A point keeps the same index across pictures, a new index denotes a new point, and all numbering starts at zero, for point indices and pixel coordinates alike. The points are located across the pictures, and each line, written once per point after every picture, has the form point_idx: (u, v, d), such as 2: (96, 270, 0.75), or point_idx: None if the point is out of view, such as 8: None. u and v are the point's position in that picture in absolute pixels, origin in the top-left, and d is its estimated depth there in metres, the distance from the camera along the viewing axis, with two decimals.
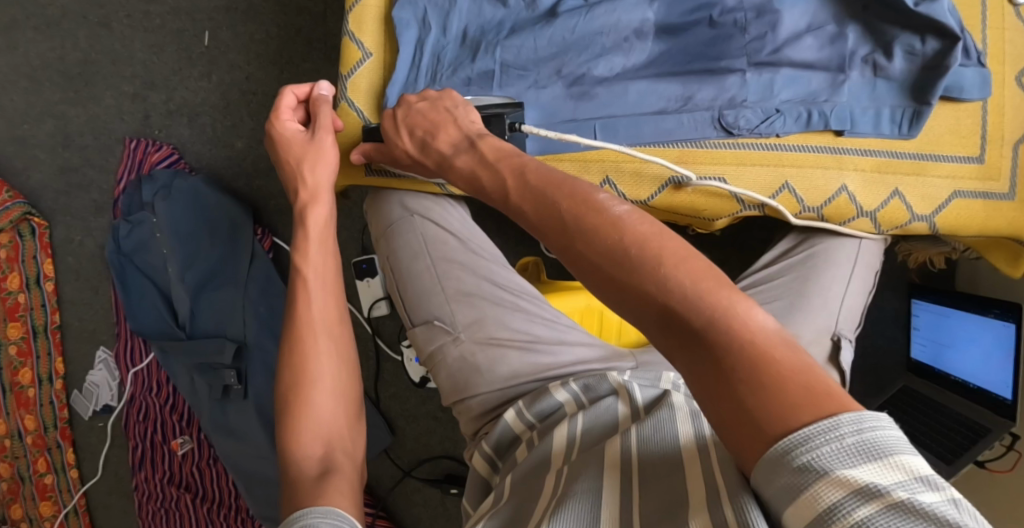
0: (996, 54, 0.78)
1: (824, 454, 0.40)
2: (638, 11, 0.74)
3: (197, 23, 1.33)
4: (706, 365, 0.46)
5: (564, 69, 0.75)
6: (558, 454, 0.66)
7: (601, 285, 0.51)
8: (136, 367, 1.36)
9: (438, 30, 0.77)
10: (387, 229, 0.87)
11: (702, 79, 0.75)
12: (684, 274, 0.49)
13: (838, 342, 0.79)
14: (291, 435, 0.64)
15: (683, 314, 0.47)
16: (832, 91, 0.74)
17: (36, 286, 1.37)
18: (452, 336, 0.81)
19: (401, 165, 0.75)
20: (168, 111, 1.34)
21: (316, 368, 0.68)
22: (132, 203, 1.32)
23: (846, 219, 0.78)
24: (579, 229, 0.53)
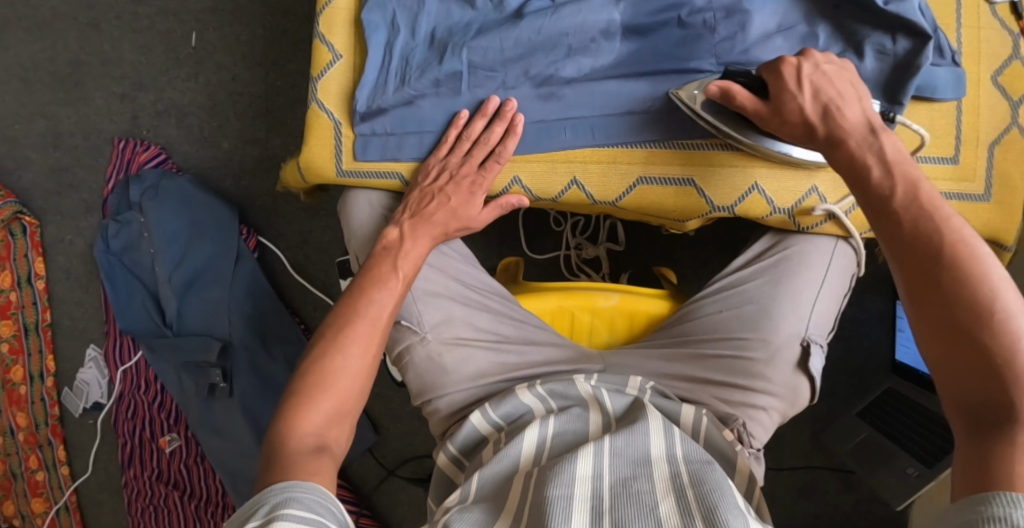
0: (971, 54, 0.77)
1: (1021, 514, 0.44)
2: (604, 11, 0.73)
3: (184, 24, 1.34)
4: (992, 423, 0.50)
5: (532, 70, 0.75)
6: (527, 460, 0.67)
7: (933, 308, 0.54)
8: (125, 365, 1.37)
9: (407, 32, 0.78)
10: (350, 226, 0.84)
11: (671, 80, 0.74)
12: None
13: (808, 348, 0.76)
14: (301, 409, 0.63)
15: (1002, 382, 0.50)
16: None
17: (28, 284, 1.38)
18: (420, 335, 0.79)
19: (773, 127, 0.69)
20: (156, 111, 1.35)
21: (354, 355, 0.67)
22: (121, 203, 1.33)
23: (818, 221, 0.76)
24: (944, 256, 0.55)
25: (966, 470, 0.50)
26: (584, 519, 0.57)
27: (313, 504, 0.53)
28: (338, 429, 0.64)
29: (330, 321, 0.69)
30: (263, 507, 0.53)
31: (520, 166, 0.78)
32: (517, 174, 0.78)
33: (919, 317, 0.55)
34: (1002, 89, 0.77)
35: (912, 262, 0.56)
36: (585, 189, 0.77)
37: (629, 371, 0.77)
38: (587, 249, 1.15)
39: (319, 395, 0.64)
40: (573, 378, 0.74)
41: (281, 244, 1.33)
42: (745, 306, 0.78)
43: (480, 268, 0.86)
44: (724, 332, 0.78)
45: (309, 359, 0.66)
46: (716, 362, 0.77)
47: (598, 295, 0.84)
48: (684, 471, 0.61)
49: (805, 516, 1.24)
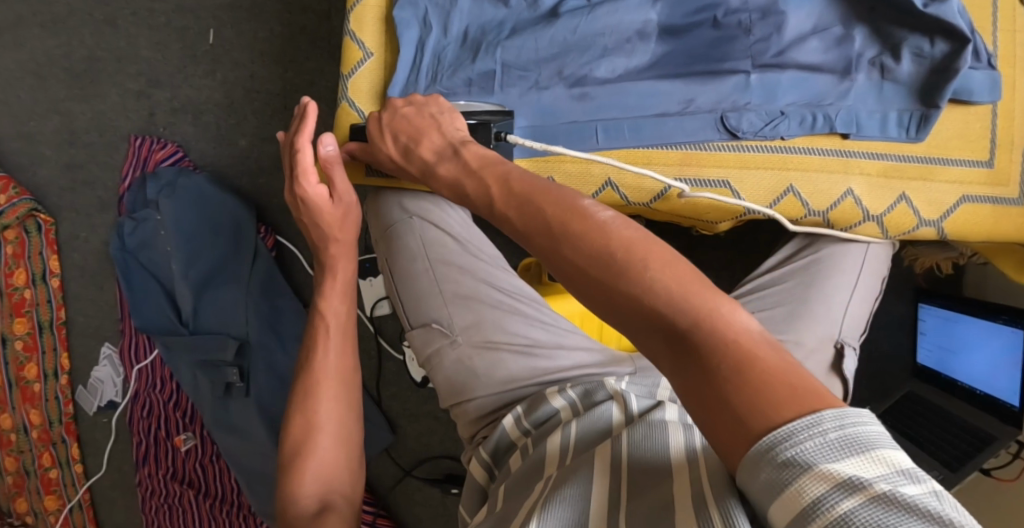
0: (1006, 58, 0.76)
1: (807, 449, 0.40)
2: (639, 11, 0.72)
3: (201, 21, 1.33)
4: (682, 346, 0.46)
5: (565, 71, 0.74)
6: (551, 461, 0.65)
7: (582, 279, 0.51)
8: (141, 363, 1.36)
9: (439, 30, 0.77)
10: (381, 230, 0.85)
11: (705, 81, 0.73)
12: (666, 272, 0.49)
13: (841, 349, 0.77)
14: (296, 475, 0.76)
15: (661, 305, 0.47)
16: (840, 95, 0.73)
17: (42, 282, 1.37)
18: (450, 339, 0.79)
19: (385, 169, 0.75)
20: (173, 108, 1.35)
21: (322, 415, 0.80)
22: (137, 201, 1.32)
23: (852, 224, 0.76)
24: (560, 228, 0.54)
25: (701, 415, 0.44)
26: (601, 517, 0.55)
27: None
28: (339, 477, 0.78)
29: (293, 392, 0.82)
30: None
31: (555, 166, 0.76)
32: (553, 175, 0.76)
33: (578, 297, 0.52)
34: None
35: (546, 243, 0.54)
36: (620, 190, 0.76)
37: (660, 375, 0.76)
38: None
39: (305, 463, 0.76)
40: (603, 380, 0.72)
41: (299, 243, 1.33)
42: (782, 309, 0.77)
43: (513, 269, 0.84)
44: None
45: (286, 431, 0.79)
46: None
47: None
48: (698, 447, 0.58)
49: None
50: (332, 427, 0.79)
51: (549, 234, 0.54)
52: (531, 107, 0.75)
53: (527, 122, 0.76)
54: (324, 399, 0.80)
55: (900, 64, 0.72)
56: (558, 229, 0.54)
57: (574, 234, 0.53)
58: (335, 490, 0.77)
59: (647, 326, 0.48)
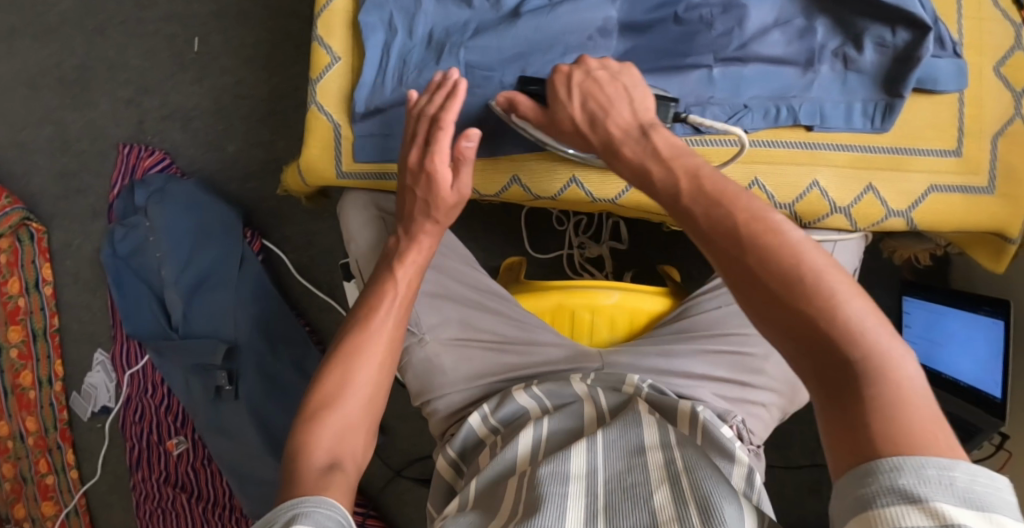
0: (973, 45, 0.76)
1: (918, 482, 0.40)
2: (600, 9, 0.74)
3: (188, 29, 1.34)
4: (839, 383, 0.46)
5: (529, 68, 0.74)
6: (523, 458, 0.67)
7: (752, 285, 0.49)
8: (132, 369, 1.38)
9: (405, 34, 0.79)
10: (350, 231, 0.86)
11: (669, 76, 0.73)
12: (854, 309, 0.46)
13: None
14: (312, 430, 0.63)
15: (835, 339, 0.46)
16: (805, 87, 0.73)
17: (36, 290, 1.39)
18: (418, 337, 0.80)
19: (559, 135, 0.69)
20: (161, 115, 1.36)
21: (361, 371, 0.67)
22: (127, 208, 1.34)
23: (820, 216, 0.76)
24: (741, 229, 0.50)
25: (843, 452, 0.44)
26: (579, 518, 0.57)
27: (321, 517, 0.53)
28: (355, 450, 0.64)
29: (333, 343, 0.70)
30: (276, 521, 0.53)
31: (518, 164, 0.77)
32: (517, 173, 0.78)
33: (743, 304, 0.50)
34: (1005, 80, 0.76)
35: (720, 237, 0.51)
36: (585, 187, 0.77)
37: (628, 368, 0.77)
38: (590, 248, 1.15)
39: (327, 418, 0.64)
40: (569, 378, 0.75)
41: (286, 247, 1.34)
42: None
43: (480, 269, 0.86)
44: (723, 331, 0.78)
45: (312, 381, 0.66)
46: (715, 359, 0.77)
47: (599, 292, 0.84)
48: (677, 456, 0.61)
49: (815, 516, 1.21)
50: (366, 388, 0.67)
51: (731, 233, 0.50)
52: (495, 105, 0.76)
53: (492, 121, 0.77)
54: (369, 357, 0.68)
55: (863, 54, 0.72)
56: (728, 229, 0.51)
57: (756, 240, 0.50)
58: (349, 457, 0.63)
59: (813, 354, 0.47)
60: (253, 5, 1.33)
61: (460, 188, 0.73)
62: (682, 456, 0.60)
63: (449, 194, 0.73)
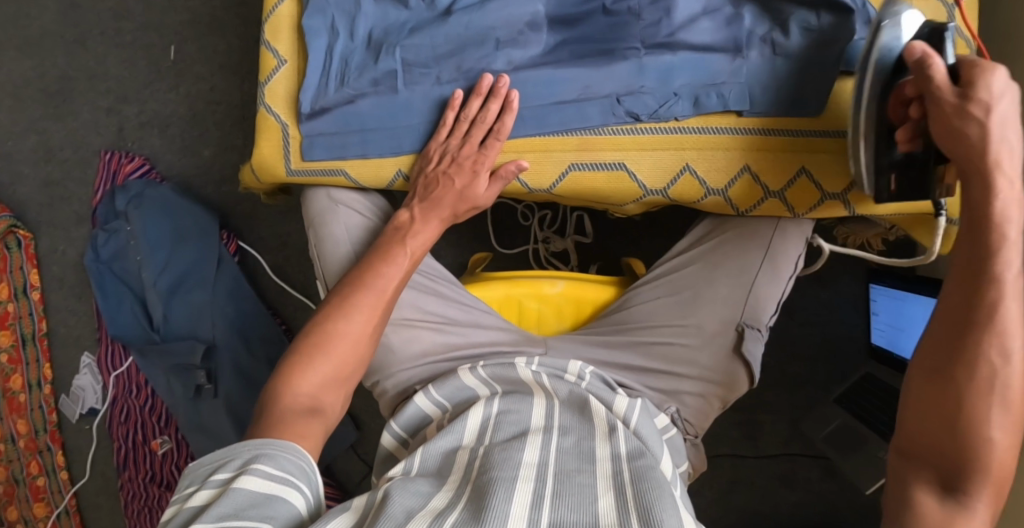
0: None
1: None
2: (529, 4, 0.76)
3: (164, 38, 1.38)
4: (944, 418, 0.62)
5: (462, 64, 0.77)
6: (471, 439, 0.68)
7: (956, 305, 0.63)
8: (117, 370, 1.41)
9: (346, 36, 0.81)
10: (309, 218, 0.88)
11: (598, 67, 0.74)
12: (1007, 375, 0.60)
13: (741, 332, 0.77)
14: (299, 370, 0.69)
15: (968, 382, 0.61)
16: (735, 73, 0.73)
17: (24, 295, 1.43)
18: None
19: (940, 126, 0.63)
20: (140, 122, 1.39)
21: (354, 323, 0.73)
22: (108, 213, 1.36)
23: (755, 203, 0.77)
24: (984, 262, 0.61)
25: (897, 503, 0.63)
26: (526, 501, 0.57)
27: (285, 462, 0.60)
28: (336, 399, 0.71)
29: (337, 292, 0.75)
30: (239, 459, 0.60)
31: None
32: None
33: (921, 369, 0.65)
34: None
35: (967, 254, 0.63)
36: (520, 178, 0.79)
37: (568, 355, 0.79)
38: (555, 241, 1.16)
39: (319, 359, 0.70)
40: (513, 362, 0.76)
41: (262, 248, 1.37)
42: (682, 291, 0.79)
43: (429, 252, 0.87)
44: (657, 319, 0.79)
45: (312, 324, 0.73)
46: (649, 350, 0.78)
47: (544, 282, 0.85)
48: (625, 468, 0.62)
49: (787, 505, 1.22)
50: (359, 345, 0.73)
51: (970, 318, 0.62)
52: (433, 99, 0.78)
53: (431, 116, 0.78)
54: (365, 318, 0.73)
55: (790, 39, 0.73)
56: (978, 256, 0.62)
57: (992, 279, 0.61)
58: (328, 403, 0.70)
59: (952, 378, 0.62)
60: (225, 14, 1.36)
61: (485, 194, 0.79)
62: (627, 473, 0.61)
63: (476, 194, 0.78)
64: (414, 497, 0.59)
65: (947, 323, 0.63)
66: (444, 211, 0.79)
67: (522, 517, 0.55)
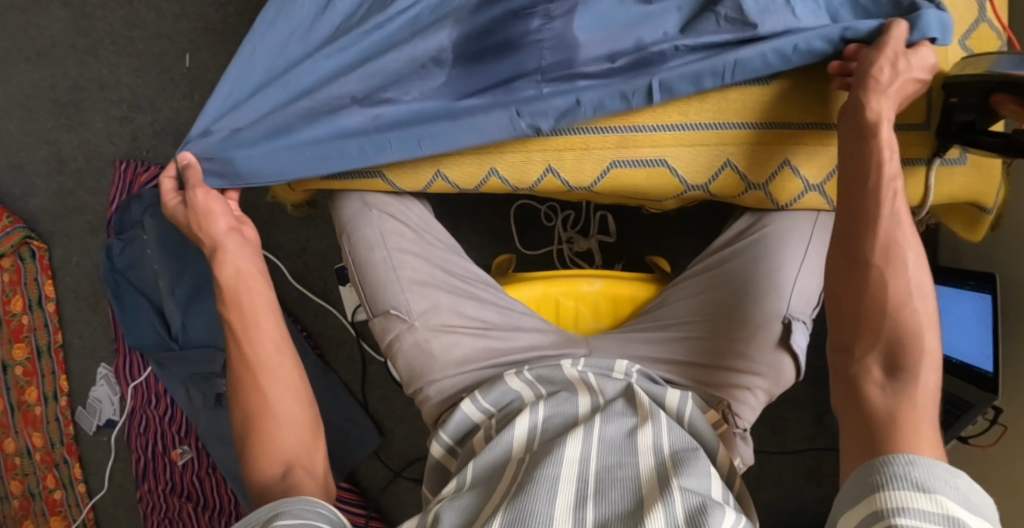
0: None
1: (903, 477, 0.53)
2: (433, 38, 0.75)
3: (177, 46, 1.36)
4: (869, 315, 0.64)
5: (358, 93, 0.76)
6: (521, 444, 0.68)
7: (848, 219, 0.67)
8: (135, 381, 1.38)
9: (252, 61, 0.78)
10: (340, 223, 0.84)
11: (495, 92, 0.75)
12: (911, 275, 0.64)
13: (788, 325, 0.75)
14: (252, 465, 0.72)
15: (878, 282, 0.64)
16: (643, 91, 0.73)
17: (38, 307, 1.41)
18: (407, 324, 0.79)
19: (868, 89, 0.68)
20: (154, 131, 1.37)
21: (262, 402, 0.75)
22: (124, 222, 1.34)
23: (796, 196, 0.77)
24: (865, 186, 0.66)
25: (857, 430, 0.61)
26: (568, 500, 0.57)
27: (299, 511, 0.62)
28: (305, 450, 0.74)
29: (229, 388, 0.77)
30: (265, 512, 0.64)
31: (490, 160, 0.78)
32: (493, 166, 0.79)
33: (831, 286, 0.67)
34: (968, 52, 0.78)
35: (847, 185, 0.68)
36: (561, 175, 0.79)
37: (611, 355, 0.79)
38: (578, 242, 1.16)
39: (259, 448, 0.73)
40: (558, 364, 0.75)
41: (280, 254, 1.32)
42: (721, 287, 0.79)
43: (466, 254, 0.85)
44: (702, 315, 0.79)
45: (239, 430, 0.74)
46: (694, 345, 0.78)
47: (581, 281, 0.84)
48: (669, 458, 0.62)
49: (814, 501, 1.23)
50: (277, 402, 0.75)
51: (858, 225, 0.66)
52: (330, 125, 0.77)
53: (320, 141, 0.77)
54: (267, 380, 0.76)
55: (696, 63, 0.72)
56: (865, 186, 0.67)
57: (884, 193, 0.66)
58: (299, 460, 0.73)
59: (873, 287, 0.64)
60: (238, 20, 1.35)
61: (191, 175, 0.79)
62: (669, 464, 0.61)
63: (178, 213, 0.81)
64: (465, 514, 0.60)
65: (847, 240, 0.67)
66: (230, 243, 0.79)
67: (567, 519, 0.56)
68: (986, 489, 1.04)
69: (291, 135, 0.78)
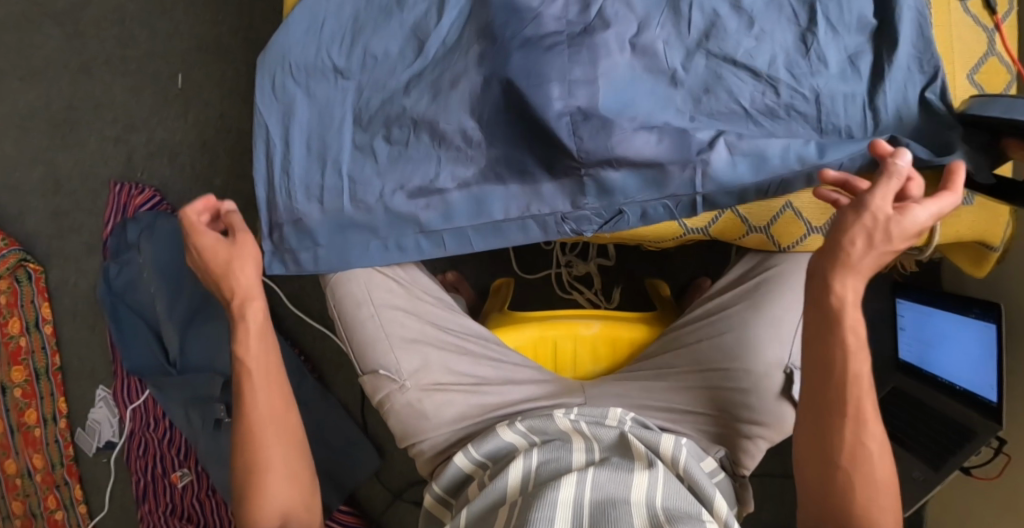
0: (945, 52, 0.77)
1: None
2: (459, 121, 0.78)
3: (170, 65, 1.32)
4: (826, 471, 0.69)
5: (406, 183, 0.81)
6: (513, 491, 0.67)
7: (818, 377, 0.68)
8: (134, 404, 1.37)
9: (284, 146, 0.84)
10: (331, 283, 0.87)
11: (542, 183, 0.80)
12: (871, 449, 0.68)
13: (789, 375, 0.75)
14: (250, 518, 0.77)
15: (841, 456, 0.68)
16: (683, 186, 0.77)
17: (36, 329, 1.40)
18: (398, 384, 0.83)
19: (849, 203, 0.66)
20: (148, 152, 1.34)
21: (264, 454, 0.78)
22: (120, 245, 1.33)
23: (795, 236, 0.82)
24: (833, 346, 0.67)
25: None
26: None
27: None
28: (304, 501, 0.80)
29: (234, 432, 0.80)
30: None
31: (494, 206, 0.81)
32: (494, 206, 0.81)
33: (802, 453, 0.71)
34: (977, 85, 0.78)
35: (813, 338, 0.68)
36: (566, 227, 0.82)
37: (608, 402, 0.79)
38: (578, 266, 1.16)
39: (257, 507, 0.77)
40: (551, 412, 0.74)
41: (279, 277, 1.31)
42: (725, 335, 0.79)
43: (458, 309, 0.89)
44: (702, 364, 0.79)
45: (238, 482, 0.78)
46: (695, 393, 0.78)
47: (580, 322, 0.84)
48: (662, 512, 0.61)
49: None
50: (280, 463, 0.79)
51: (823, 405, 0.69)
52: (381, 215, 0.82)
53: (376, 231, 0.83)
54: (274, 435, 0.79)
55: (731, 154, 0.75)
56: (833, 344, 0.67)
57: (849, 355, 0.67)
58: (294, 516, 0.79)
59: (828, 448, 0.68)
60: (232, 39, 1.31)
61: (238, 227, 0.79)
62: (663, 519, 0.60)
63: (219, 252, 0.78)
64: None
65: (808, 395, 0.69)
66: (248, 313, 0.79)
67: None
68: (990, 518, 1.03)
69: (350, 228, 0.83)
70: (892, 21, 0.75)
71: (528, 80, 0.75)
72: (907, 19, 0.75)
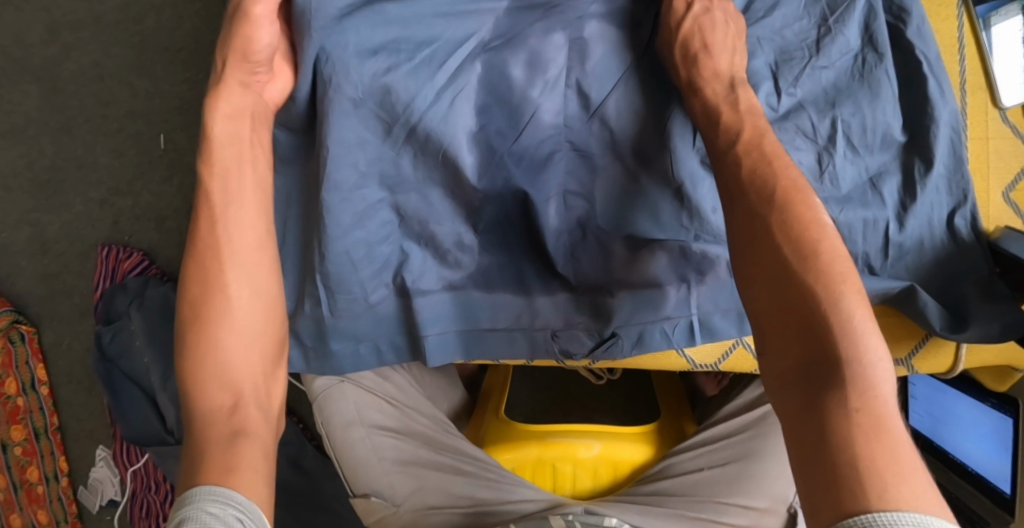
0: (980, 169, 0.80)
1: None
2: (450, 231, 0.79)
3: (152, 127, 1.31)
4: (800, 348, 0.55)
5: (394, 285, 0.81)
6: None
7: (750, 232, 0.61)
8: (134, 465, 1.36)
9: None
10: (323, 410, 0.85)
11: (548, 291, 0.82)
12: (846, 299, 0.55)
13: (795, 513, 0.76)
14: (208, 325, 0.64)
15: (807, 301, 0.56)
16: (679, 306, 0.80)
17: (33, 390, 1.38)
18: (393, 507, 0.80)
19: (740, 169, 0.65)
20: (135, 216, 1.33)
21: (232, 294, 0.66)
22: (110, 311, 1.30)
23: None
24: (789, 264, 0.58)
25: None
26: None
27: None
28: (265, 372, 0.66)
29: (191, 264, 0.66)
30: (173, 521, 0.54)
31: (491, 320, 0.82)
32: (494, 322, 0.82)
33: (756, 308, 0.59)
34: (1014, 205, 0.79)
35: (764, 263, 0.59)
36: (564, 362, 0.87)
37: (607, 511, 0.72)
38: None
39: (210, 316, 0.64)
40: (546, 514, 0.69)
41: None
42: (723, 467, 0.79)
43: (452, 430, 0.87)
44: (701, 492, 0.77)
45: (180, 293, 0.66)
46: (697, 523, 0.74)
47: (580, 444, 0.84)
48: None
49: None
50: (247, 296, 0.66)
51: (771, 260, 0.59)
52: (366, 322, 0.81)
53: (364, 336, 0.82)
54: (239, 277, 0.66)
55: (731, 276, 0.79)
56: (786, 263, 0.58)
57: (814, 267, 0.57)
58: (252, 404, 0.63)
59: (790, 333, 0.56)
60: None
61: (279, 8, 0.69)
62: None
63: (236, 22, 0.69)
64: None
65: (773, 329, 0.57)
66: (245, 207, 0.68)
67: None
68: None
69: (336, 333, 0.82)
70: (926, 138, 0.75)
71: (528, 176, 0.76)
72: (941, 138, 0.75)
